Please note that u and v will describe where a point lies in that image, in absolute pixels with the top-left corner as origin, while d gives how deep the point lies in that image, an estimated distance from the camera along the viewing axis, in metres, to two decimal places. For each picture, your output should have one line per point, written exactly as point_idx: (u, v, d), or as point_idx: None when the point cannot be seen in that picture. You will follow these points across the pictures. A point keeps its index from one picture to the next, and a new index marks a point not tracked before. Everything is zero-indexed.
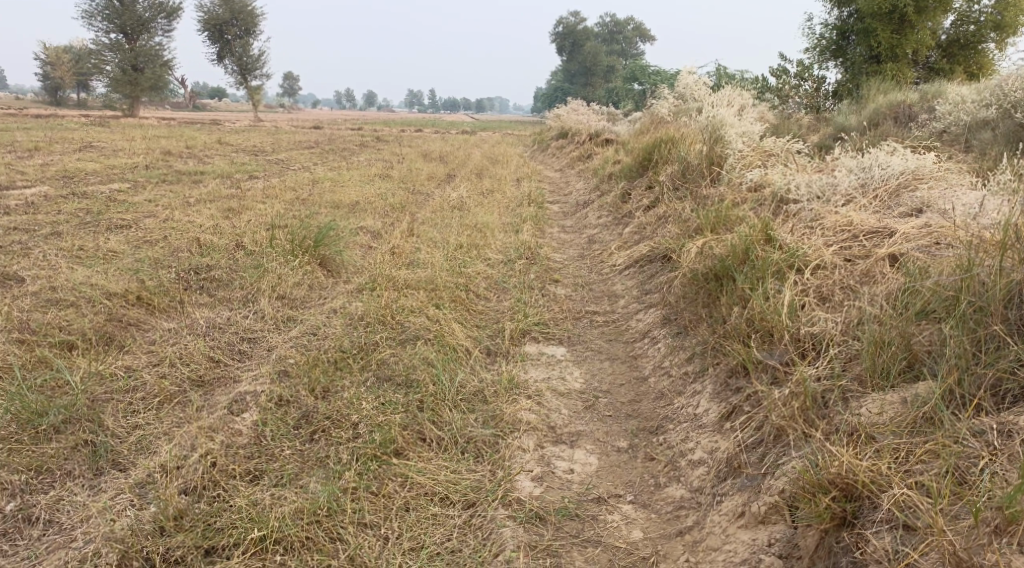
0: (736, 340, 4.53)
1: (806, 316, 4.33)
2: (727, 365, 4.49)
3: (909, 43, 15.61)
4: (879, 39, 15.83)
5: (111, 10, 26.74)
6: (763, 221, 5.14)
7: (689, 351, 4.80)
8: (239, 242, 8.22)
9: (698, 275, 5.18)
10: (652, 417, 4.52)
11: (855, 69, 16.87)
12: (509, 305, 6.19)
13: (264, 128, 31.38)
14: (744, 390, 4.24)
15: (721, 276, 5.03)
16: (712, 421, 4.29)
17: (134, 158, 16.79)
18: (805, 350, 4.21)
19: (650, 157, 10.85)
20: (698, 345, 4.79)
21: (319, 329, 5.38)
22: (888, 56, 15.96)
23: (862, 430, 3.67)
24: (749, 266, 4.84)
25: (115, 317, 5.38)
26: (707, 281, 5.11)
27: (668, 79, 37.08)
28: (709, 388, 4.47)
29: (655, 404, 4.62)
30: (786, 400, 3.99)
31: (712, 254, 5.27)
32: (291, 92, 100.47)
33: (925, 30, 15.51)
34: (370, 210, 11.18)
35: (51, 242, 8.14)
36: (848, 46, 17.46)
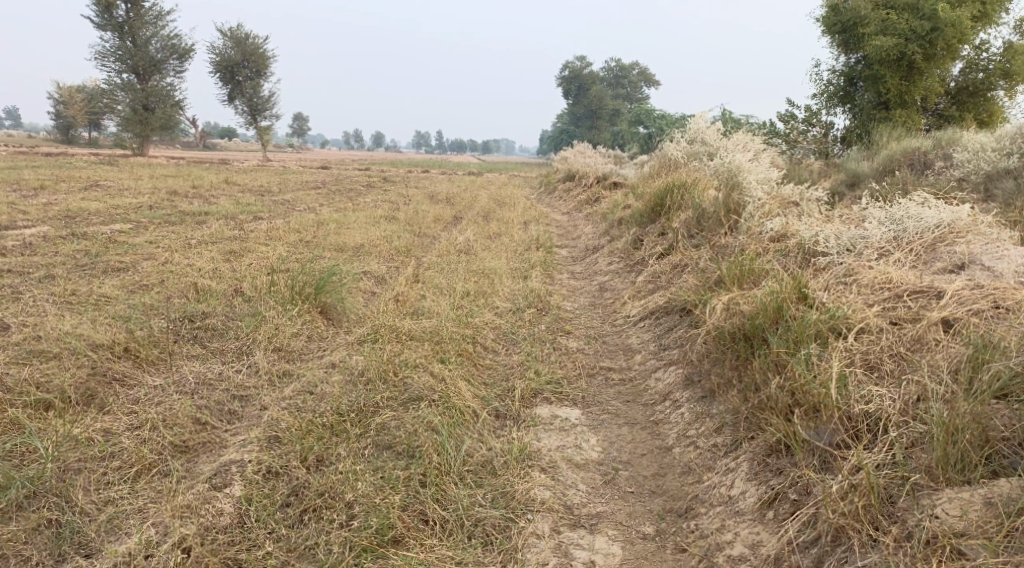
0: (775, 414, 4.18)
1: (856, 390, 4.01)
2: (766, 443, 4.15)
3: (919, 90, 15.45)
4: (888, 86, 15.72)
5: (123, 51, 26.91)
6: (795, 277, 4.78)
7: (718, 421, 4.44)
8: (237, 288, 7.92)
9: (724, 333, 4.82)
10: (679, 496, 4.15)
11: (864, 115, 16.73)
12: (518, 360, 5.84)
13: (271, 167, 31.39)
14: (789, 475, 3.94)
15: (749, 334, 4.66)
16: (751, 508, 3.96)
17: (138, 197, 16.62)
18: (858, 432, 3.92)
19: (662, 203, 10.57)
20: (729, 414, 4.44)
21: (315, 386, 5.02)
22: (897, 102, 15.82)
23: (946, 541, 3.46)
24: (784, 327, 4.48)
25: (98, 371, 5.05)
26: (734, 340, 4.74)
27: (675, 123, 37.13)
28: (744, 467, 4.12)
29: (682, 480, 4.25)
30: (844, 494, 3.72)
31: (738, 310, 4.91)
32: (300, 133, 101.55)
33: (934, 77, 15.35)
34: (375, 253, 10.90)
35: (43, 286, 7.85)
36: (856, 92, 17.34)
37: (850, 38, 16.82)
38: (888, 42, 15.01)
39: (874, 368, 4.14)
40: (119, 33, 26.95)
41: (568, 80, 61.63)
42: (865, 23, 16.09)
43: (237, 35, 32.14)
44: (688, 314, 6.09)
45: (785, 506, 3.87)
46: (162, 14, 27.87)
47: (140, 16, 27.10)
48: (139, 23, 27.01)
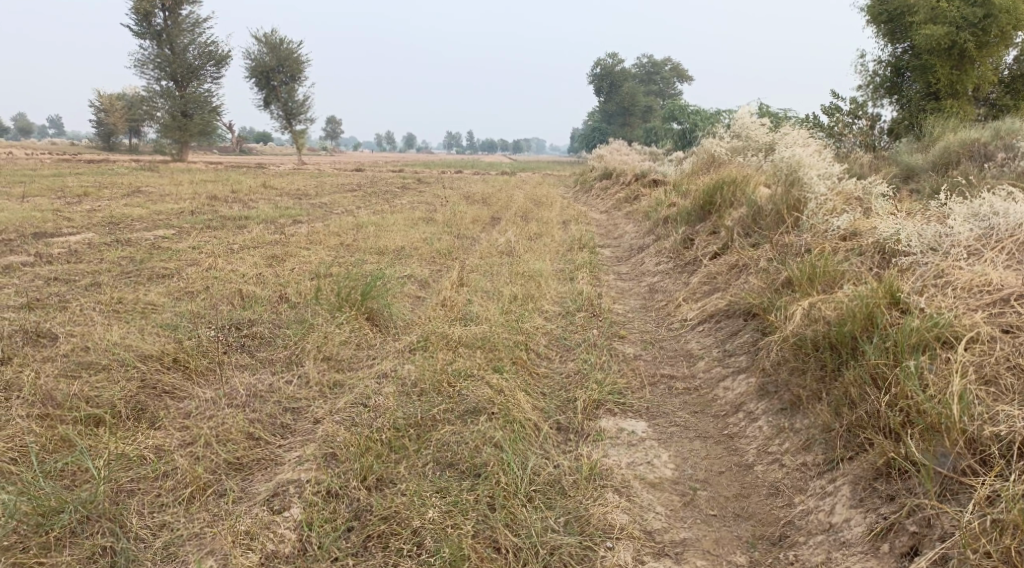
0: (880, 434, 3.90)
1: (975, 408, 3.71)
2: (871, 465, 3.87)
3: (971, 79, 14.89)
4: (938, 76, 15.16)
5: (162, 59, 27.23)
6: (887, 279, 4.48)
7: (807, 439, 4.17)
8: (282, 294, 7.80)
9: (805, 341, 4.52)
10: (769, 521, 3.88)
11: (912, 106, 16.19)
12: (575, 367, 5.59)
13: (307, 171, 31.57)
14: (908, 505, 3.66)
15: (835, 342, 4.36)
16: (859, 539, 3.70)
17: (179, 203, 16.71)
18: (986, 456, 3.62)
19: (711, 201, 10.24)
20: (819, 431, 4.16)
21: (368, 398, 4.83)
22: (947, 92, 15.26)
23: None
24: (879, 336, 4.19)
25: (148, 384, 4.93)
26: (817, 349, 4.44)
27: (709, 118, 36.57)
28: (846, 492, 3.86)
29: (771, 503, 3.98)
30: (980, 530, 3.44)
31: (818, 314, 4.62)
32: (333, 135, 102.57)
33: (987, 65, 14.76)
34: (417, 255, 10.74)
35: (89, 294, 7.82)
36: (904, 83, 16.80)
37: (897, 27, 16.30)
38: (939, 30, 14.48)
39: (990, 382, 3.84)
40: (157, 41, 27.28)
41: (600, 77, 61.15)
42: (914, 11, 15.55)
43: (272, 40, 32.37)
44: (755, 318, 5.79)
45: (905, 539, 3.60)
46: (200, 22, 28.15)
47: (178, 24, 27.40)
48: (177, 31, 27.30)
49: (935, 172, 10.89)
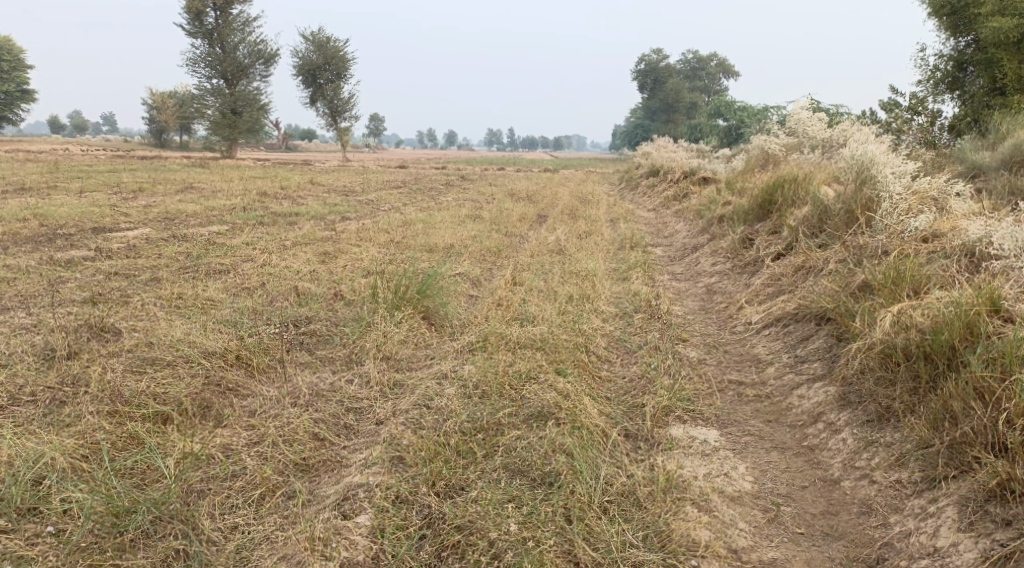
0: (989, 453, 3.67)
1: None
2: (980, 486, 3.64)
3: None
4: (1005, 70, 14.58)
5: (213, 57, 27.67)
6: (987, 287, 4.25)
7: (900, 454, 3.95)
8: (338, 292, 7.78)
9: (893, 349, 4.30)
10: (863, 543, 3.69)
11: (975, 102, 15.62)
12: (638, 371, 5.43)
13: (352, 167, 31.81)
14: None
15: (932, 353, 4.13)
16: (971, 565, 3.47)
17: (231, 199, 16.90)
18: None
19: (771, 200, 9.96)
20: (914, 447, 3.94)
21: (431, 399, 4.73)
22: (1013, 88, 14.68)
23: None
24: (982, 347, 3.97)
25: (212, 380, 4.94)
26: (909, 358, 4.22)
27: (756, 116, 35.91)
28: (952, 515, 3.63)
29: (862, 523, 3.78)
30: None
31: (907, 321, 4.39)
32: (376, 132, 103.64)
33: None
34: (468, 253, 10.66)
35: (149, 290, 7.92)
36: (966, 78, 16.21)
37: (960, 20, 15.72)
38: (1006, 23, 13.92)
39: None
40: (209, 40, 27.75)
41: (644, 74, 60.48)
42: (980, 4, 14.98)
43: (319, 39, 32.68)
44: (831, 324, 5.56)
45: None
46: (250, 21, 28.54)
47: (228, 23, 27.81)
48: (227, 30, 27.71)
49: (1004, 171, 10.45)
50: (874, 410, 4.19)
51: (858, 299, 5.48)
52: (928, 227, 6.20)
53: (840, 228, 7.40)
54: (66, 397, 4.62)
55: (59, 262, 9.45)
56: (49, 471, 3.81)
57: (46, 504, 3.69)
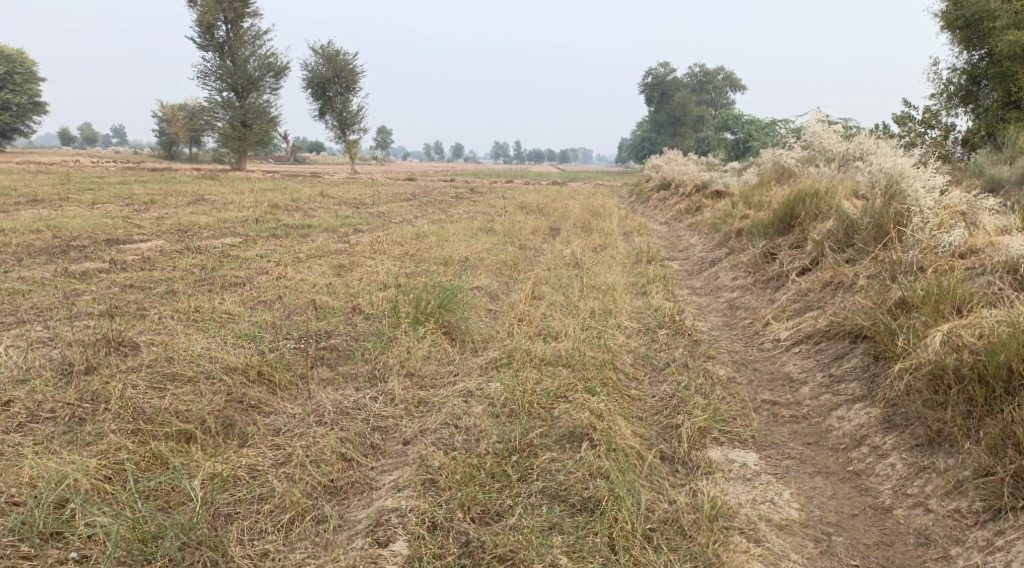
0: None
1: None
2: None
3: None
4: (1020, 85, 14.48)
5: (224, 70, 27.76)
6: None
7: (956, 482, 3.81)
8: (356, 305, 7.66)
9: (943, 370, 4.15)
10: None
11: (991, 117, 15.51)
12: (669, 390, 5.29)
13: (361, 180, 31.79)
14: None
15: (985, 375, 3.98)
16: None
17: (242, 211, 16.84)
18: None
19: (792, 213, 9.82)
20: (970, 474, 3.79)
21: (459, 418, 4.59)
22: None
23: None
24: None
25: (234, 397, 4.82)
26: (961, 380, 4.06)
27: (765, 129, 35.82)
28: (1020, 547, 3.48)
29: (919, 554, 3.64)
30: None
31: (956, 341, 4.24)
32: (383, 145, 103.98)
33: None
34: (484, 266, 10.55)
35: (165, 303, 7.82)
36: (981, 92, 16.09)
37: (974, 33, 15.60)
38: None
39: None
40: (220, 52, 27.84)
41: (651, 87, 60.48)
42: (995, 18, 14.90)
43: (328, 51, 32.76)
44: (868, 341, 5.42)
45: None
46: (260, 34, 28.65)
47: (239, 36, 27.91)
48: (238, 43, 27.80)
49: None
50: (924, 433, 4.05)
51: (896, 316, 5.33)
52: (964, 243, 6.05)
53: (868, 243, 7.26)
54: (86, 414, 4.51)
55: (72, 274, 9.37)
56: (73, 494, 3.72)
57: (69, 529, 3.60)
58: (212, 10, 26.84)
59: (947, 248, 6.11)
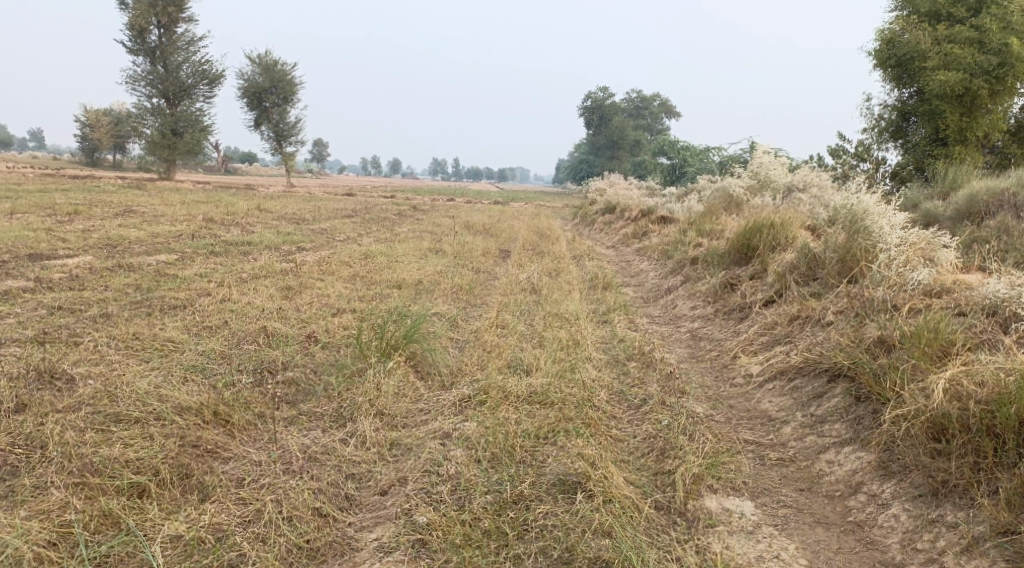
0: None
1: None
2: None
3: (980, 127, 14.85)
4: (947, 122, 15.00)
5: (155, 76, 26.66)
6: None
7: (967, 538, 3.74)
8: (311, 333, 7.22)
9: (946, 419, 4.08)
10: None
11: (918, 151, 16.09)
12: (651, 429, 5.10)
13: (297, 194, 30.91)
14: None
15: (995, 427, 3.93)
16: None
17: (175, 225, 16.03)
18: None
19: (749, 244, 9.81)
20: (984, 530, 3.73)
21: (438, 465, 4.26)
22: (955, 138, 15.15)
23: None
24: None
25: (187, 439, 4.42)
26: (967, 430, 4.00)
27: (699, 155, 36.62)
28: None
29: None
30: None
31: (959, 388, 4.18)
32: (319, 158, 102.49)
33: (996, 112, 14.80)
34: (439, 290, 10.21)
35: (99, 328, 7.23)
36: (909, 127, 16.63)
37: (905, 71, 16.06)
38: (953, 77, 14.30)
39: None
40: (151, 58, 26.80)
41: (589, 110, 61.14)
42: (923, 58, 15.28)
43: (266, 62, 31.93)
44: (849, 380, 5.35)
45: None
46: (195, 41, 27.70)
47: (172, 42, 26.93)
48: (171, 49, 26.80)
49: (958, 221, 10.35)
50: (927, 484, 3.97)
51: (877, 355, 5.28)
52: (932, 281, 6.09)
53: (833, 277, 7.26)
54: (20, 461, 4.12)
55: None
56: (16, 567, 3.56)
57: None
58: (144, 14, 25.85)
59: (916, 286, 6.13)
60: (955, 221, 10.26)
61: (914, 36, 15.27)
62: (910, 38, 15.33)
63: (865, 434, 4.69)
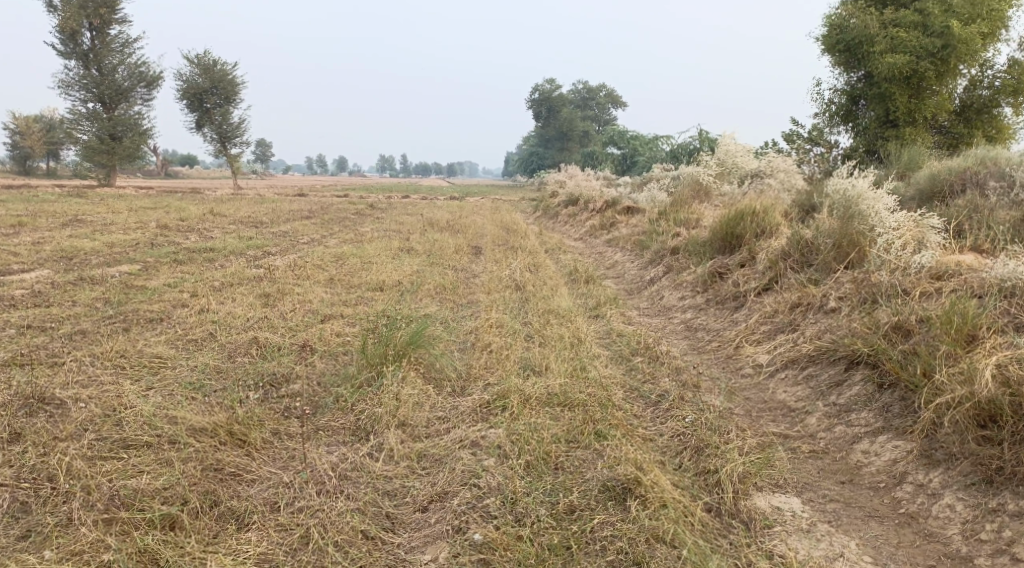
0: None
1: None
2: None
3: (928, 108, 15.09)
4: (897, 104, 15.24)
5: (89, 79, 25.53)
6: None
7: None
8: (305, 342, 6.73)
9: (994, 406, 4.13)
10: None
11: (870, 133, 16.37)
12: (677, 426, 5.01)
13: (248, 196, 29.98)
14: None
15: None
16: None
17: (129, 234, 15.35)
18: None
19: (732, 232, 9.82)
20: None
21: (477, 476, 4.24)
22: (905, 120, 15.43)
23: None
24: None
25: (207, 463, 4.30)
26: (1017, 416, 4.05)
27: (649, 143, 36.80)
28: None
29: None
30: None
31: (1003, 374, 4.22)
32: (264, 159, 100.40)
33: (941, 93, 15.02)
34: (422, 291, 9.96)
35: (76, 347, 6.72)
36: (859, 111, 16.94)
37: (853, 56, 16.31)
38: (902, 60, 14.50)
39: None
40: (85, 61, 25.74)
41: (537, 102, 61.10)
42: (871, 42, 15.49)
43: (206, 61, 30.91)
44: (868, 367, 5.35)
45: None
46: (130, 42, 26.75)
47: (106, 44, 25.90)
48: (105, 50, 25.78)
49: (921, 202, 9.39)
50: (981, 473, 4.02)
51: (896, 341, 5.30)
52: (937, 264, 6.16)
53: (830, 263, 7.30)
54: (30, 497, 4.06)
55: None
56: None
57: None
58: (76, 16, 24.76)
59: (920, 270, 6.20)
60: (917, 203, 9.33)
61: (862, 21, 15.47)
62: (859, 23, 15.53)
63: (896, 421, 4.70)
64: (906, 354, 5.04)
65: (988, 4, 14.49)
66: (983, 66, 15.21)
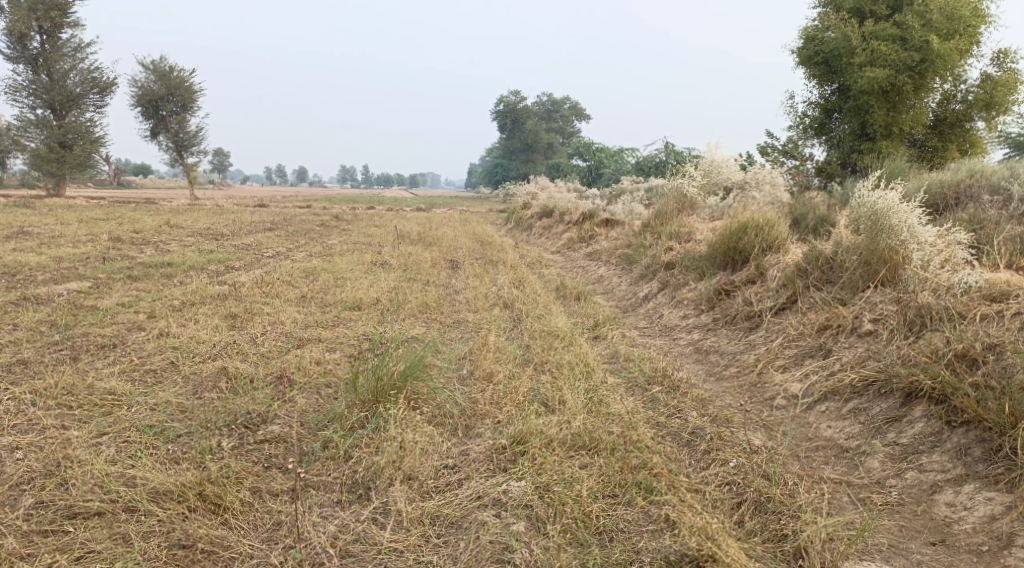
0: None
1: None
2: None
3: (904, 121, 14.67)
4: (873, 117, 14.82)
5: (38, 85, 24.12)
6: None
7: None
8: (281, 374, 5.80)
9: None
10: None
11: (845, 147, 15.99)
12: (723, 474, 4.38)
13: (204, 207, 28.62)
14: None
15: None
16: None
17: (79, 247, 14.21)
18: None
19: (734, 245, 9.16)
20: None
21: (509, 550, 3.88)
22: (882, 133, 15.03)
23: None
24: None
25: (173, 539, 3.87)
26: None
27: (613, 157, 36.37)
28: None
29: None
30: None
31: None
32: (221, 168, 98.12)
33: (918, 107, 14.60)
34: (404, 310, 9.14)
35: (16, 381, 5.69)
36: (833, 124, 16.56)
37: (829, 68, 15.91)
38: (880, 73, 14.08)
39: None
40: (33, 66, 24.41)
41: (501, 114, 60.09)
42: (850, 53, 15.06)
43: (161, 67, 29.59)
44: (929, 402, 4.69)
45: None
46: (82, 47, 25.44)
47: (57, 48, 24.63)
48: (56, 55, 24.45)
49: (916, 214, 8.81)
50: None
51: (962, 372, 4.67)
52: (986, 284, 5.64)
53: (857, 282, 6.72)
54: None
55: None
56: None
57: None
58: (25, 19, 23.38)
59: (968, 290, 5.68)
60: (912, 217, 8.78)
61: (841, 33, 15.06)
62: (837, 35, 15.14)
63: (982, 468, 4.24)
64: (979, 387, 4.51)
65: (965, 20, 14.09)
66: (957, 79, 14.87)
